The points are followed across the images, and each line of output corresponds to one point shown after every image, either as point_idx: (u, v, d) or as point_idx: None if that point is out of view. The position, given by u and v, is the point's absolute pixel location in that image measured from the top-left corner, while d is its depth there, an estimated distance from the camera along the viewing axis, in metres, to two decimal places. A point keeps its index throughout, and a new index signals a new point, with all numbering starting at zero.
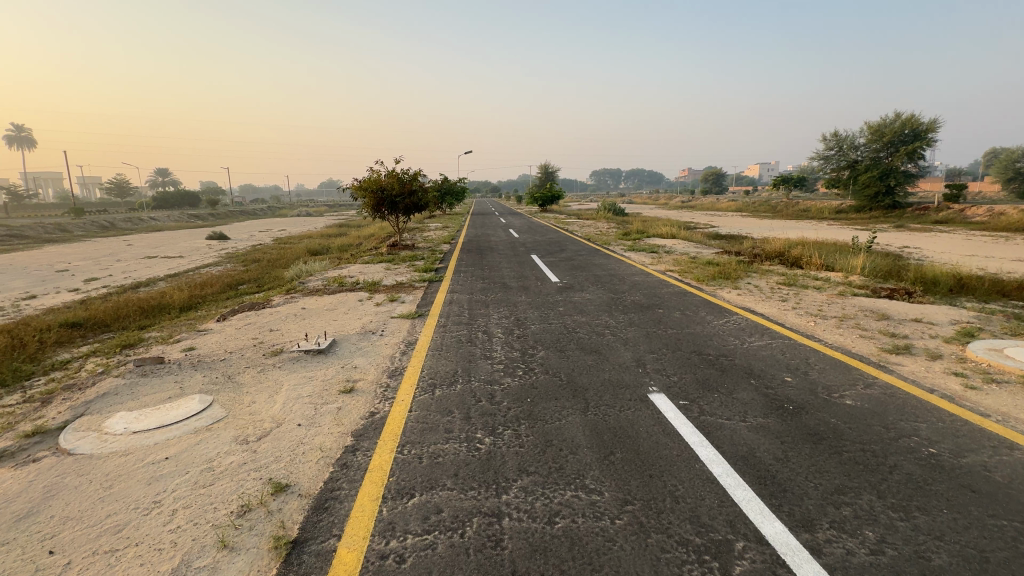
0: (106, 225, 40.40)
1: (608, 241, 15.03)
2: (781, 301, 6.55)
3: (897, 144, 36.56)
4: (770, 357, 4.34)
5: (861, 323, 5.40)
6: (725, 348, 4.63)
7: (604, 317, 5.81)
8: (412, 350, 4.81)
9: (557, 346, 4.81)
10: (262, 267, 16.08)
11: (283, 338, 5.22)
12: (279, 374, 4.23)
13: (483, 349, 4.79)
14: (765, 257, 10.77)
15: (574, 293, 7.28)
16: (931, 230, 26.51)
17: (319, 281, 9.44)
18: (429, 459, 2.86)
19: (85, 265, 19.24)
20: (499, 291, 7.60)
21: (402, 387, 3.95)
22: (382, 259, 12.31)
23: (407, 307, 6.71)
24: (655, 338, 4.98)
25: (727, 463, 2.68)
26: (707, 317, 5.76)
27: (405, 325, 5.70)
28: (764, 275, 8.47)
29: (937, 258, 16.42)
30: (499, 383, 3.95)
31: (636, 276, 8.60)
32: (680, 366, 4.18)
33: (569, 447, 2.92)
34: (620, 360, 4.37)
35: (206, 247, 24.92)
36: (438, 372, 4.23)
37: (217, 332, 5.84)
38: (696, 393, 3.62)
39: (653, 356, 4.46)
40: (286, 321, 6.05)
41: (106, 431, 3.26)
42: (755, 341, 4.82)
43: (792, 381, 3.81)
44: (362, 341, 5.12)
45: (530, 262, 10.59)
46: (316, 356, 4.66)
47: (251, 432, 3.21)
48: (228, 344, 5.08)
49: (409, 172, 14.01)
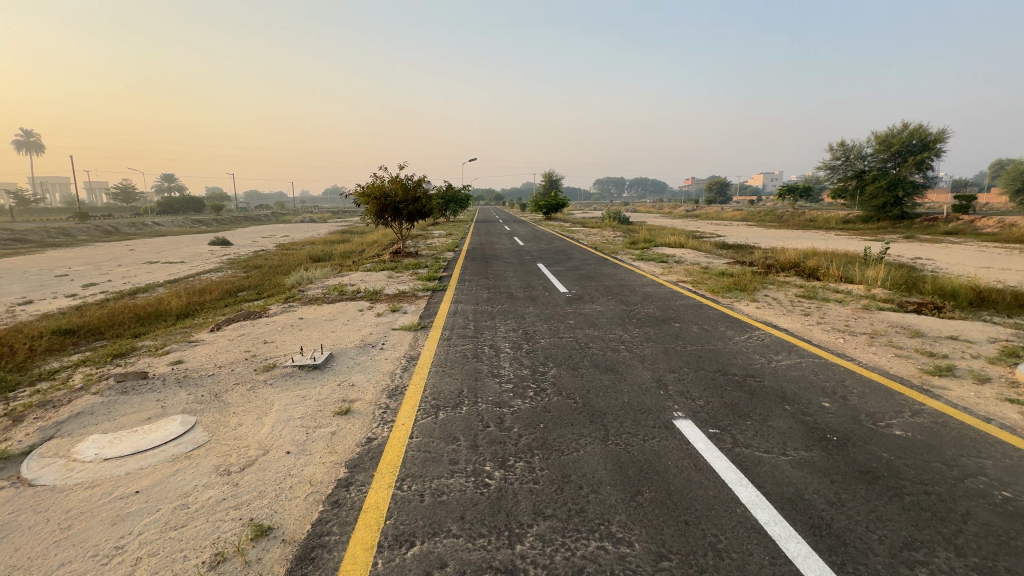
0: (110, 230, 40.40)
1: (615, 250, 14.70)
2: (803, 315, 6.20)
3: (905, 154, 36.24)
4: (802, 379, 4.00)
5: (895, 341, 5.04)
6: (752, 368, 4.28)
7: (617, 332, 5.46)
8: (414, 366, 4.48)
9: (569, 363, 4.47)
10: (263, 273, 15.84)
11: (277, 352, 4.91)
12: (270, 392, 3.91)
13: (490, 366, 4.46)
14: (779, 268, 10.43)
15: (584, 305, 6.94)
16: (941, 242, 26.13)
17: (319, 289, 9.15)
18: (432, 497, 2.52)
19: (85, 269, 19.06)
20: (505, 301, 7.28)
21: (403, 408, 3.62)
22: (384, 266, 12.03)
23: (410, 318, 6.41)
24: (675, 356, 4.63)
25: (773, 508, 2.33)
26: (727, 332, 5.41)
27: (407, 339, 5.39)
28: (781, 286, 8.13)
29: (952, 269, 16.06)
30: (508, 405, 3.61)
31: (648, 287, 8.27)
32: (704, 388, 3.84)
33: (589, 484, 2.59)
34: (639, 380, 4.03)
35: (208, 253, 24.73)
36: (442, 392, 3.90)
37: (208, 343, 5.53)
38: (727, 420, 3.28)
39: (674, 376, 4.11)
40: (282, 333, 5.73)
41: (75, 457, 2.95)
42: (783, 360, 4.47)
43: (831, 407, 3.46)
44: (360, 355, 4.80)
45: (536, 271, 10.28)
46: (311, 371, 4.35)
47: (234, 462, 2.89)
48: (218, 358, 4.77)
49: (413, 178, 13.78)
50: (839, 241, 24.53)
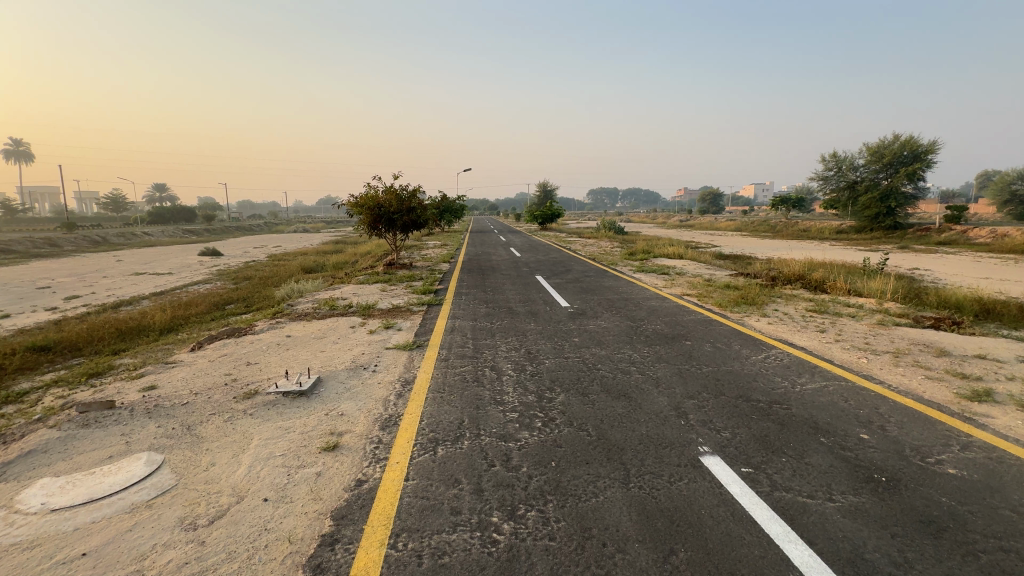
0: (97, 241, 39.50)
1: (614, 261, 14.42)
2: (819, 332, 5.91)
3: (897, 165, 36.48)
4: (831, 405, 3.69)
5: (922, 361, 4.74)
6: (776, 393, 3.95)
7: (627, 351, 5.12)
8: (409, 392, 4.11)
9: (578, 388, 4.13)
10: (253, 285, 15.43)
11: (259, 376, 4.52)
12: (249, 424, 3.53)
13: (492, 391, 4.10)
14: (784, 280, 10.17)
15: (588, 321, 6.60)
16: (935, 252, 26.17)
17: (310, 304, 8.77)
18: (432, 559, 2.16)
19: (68, 281, 18.46)
20: (505, 317, 6.95)
21: (398, 443, 3.25)
22: (378, 278, 11.67)
23: (404, 336, 6.05)
24: (691, 379, 4.30)
25: (832, 571, 2.00)
26: (743, 352, 5.09)
27: (402, 359, 5.02)
28: (790, 300, 7.87)
29: (953, 280, 15.92)
30: (515, 439, 3.25)
31: (652, 300, 7.98)
32: (728, 417, 3.50)
33: (615, 541, 2.23)
34: (656, 408, 3.69)
35: (197, 263, 24.17)
36: (441, 423, 3.54)
37: (187, 365, 5.12)
38: (759, 457, 2.95)
39: (693, 403, 3.78)
40: (268, 353, 5.35)
41: (18, 509, 2.56)
42: (808, 384, 4.16)
43: (871, 440, 3.13)
44: (351, 379, 4.42)
45: (535, 284, 9.98)
46: (296, 399, 3.97)
47: (204, 513, 2.51)
48: (195, 383, 4.36)
49: (408, 188, 13.48)
50: (835, 251, 24.46)
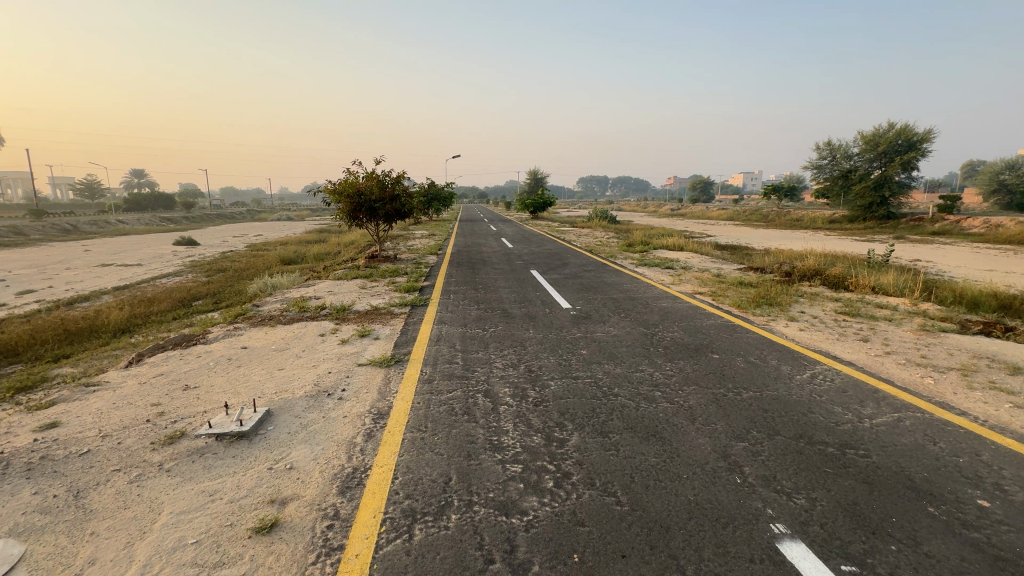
0: (66, 229, 37.57)
1: (613, 253, 13.60)
2: (862, 342, 5.12)
3: (891, 154, 36.02)
4: (919, 452, 2.90)
5: (998, 382, 3.97)
6: (844, 433, 3.15)
7: (646, 370, 4.30)
8: (380, 434, 3.22)
9: (595, 424, 3.29)
10: (225, 278, 14.35)
11: (193, 408, 3.58)
12: (163, 488, 2.62)
13: (486, 430, 3.23)
14: (799, 276, 9.42)
15: (594, 327, 5.75)
16: (930, 242, 25.78)
17: (278, 303, 7.81)
18: None
19: (24, 274, 17.05)
20: (499, 322, 6.08)
21: (360, 519, 2.38)
22: (358, 273, 10.70)
23: (382, 347, 5.15)
24: (732, 411, 3.47)
25: None
26: (784, 370, 4.27)
27: (376, 381, 4.14)
28: (814, 300, 7.11)
29: (957, 272, 15.37)
30: (519, 512, 2.40)
31: (662, 300, 7.17)
32: (795, 471, 2.69)
33: None
34: (697, 457, 2.87)
35: (169, 254, 22.89)
36: (422, 484, 2.66)
37: (108, 390, 4.16)
38: (859, 545, 2.14)
39: (746, 447, 2.96)
40: (212, 373, 4.41)
41: None
42: (877, 417, 3.36)
43: (997, 512, 2.33)
44: (308, 411, 3.53)
45: (531, 280, 9.12)
46: (235, 444, 3.07)
47: None
48: (107, 420, 3.42)
49: (390, 173, 12.45)
50: (834, 242, 23.87)
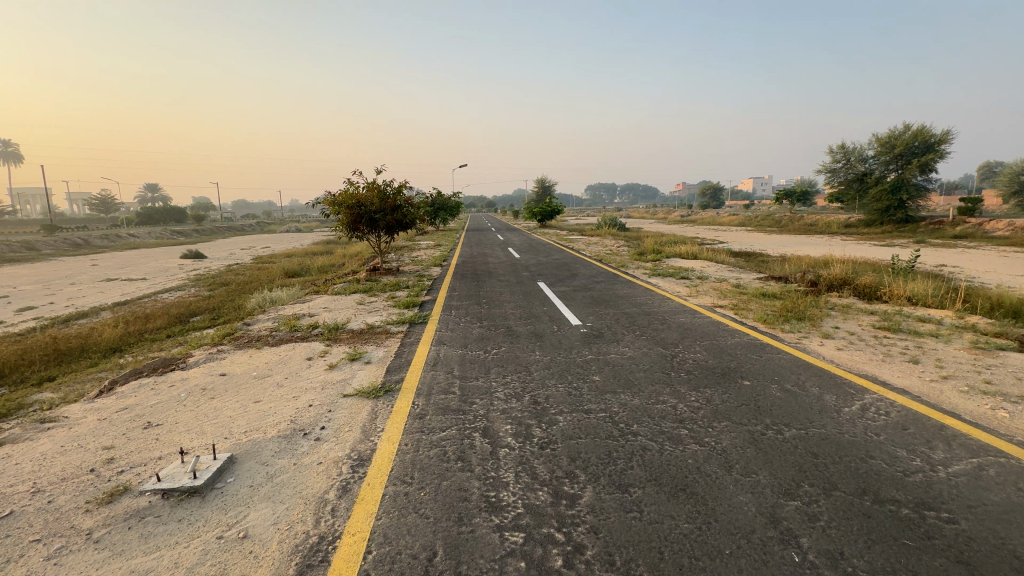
0: (77, 244, 37.85)
1: (624, 263, 13.04)
2: (911, 364, 4.52)
3: (908, 156, 34.99)
4: (1018, 516, 2.31)
5: None
6: (917, 487, 2.58)
7: (668, 402, 3.74)
8: (356, 489, 2.70)
9: (612, 476, 2.75)
10: (226, 292, 14.01)
11: (149, 453, 3.12)
12: (81, 568, 2.13)
13: (483, 483, 2.71)
14: (825, 286, 8.77)
15: (607, 348, 5.22)
16: (954, 247, 24.69)
17: (270, 322, 7.38)
18: None
19: (29, 290, 16.90)
20: (503, 342, 5.57)
21: None
22: (357, 287, 10.26)
23: (373, 372, 4.67)
24: (776, 456, 2.92)
25: None
26: (829, 400, 3.71)
27: (360, 417, 3.64)
28: (846, 314, 6.50)
29: (992, 279, 14.41)
30: None
31: (680, 315, 6.63)
32: (867, 546, 2.14)
33: None
34: (741, 523, 2.32)
35: (175, 267, 22.75)
36: (398, 563, 2.14)
37: (64, 428, 3.70)
38: None
39: (800, 509, 2.41)
40: (180, 407, 3.94)
41: None
42: (952, 464, 2.79)
43: None
44: (277, 458, 3.04)
45: (538, 293, 8.64)
46: (184, 503, 2.59)
47: None
48: (47, 469, 2.97)
49: (391, 183, 12.06)
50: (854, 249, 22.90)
